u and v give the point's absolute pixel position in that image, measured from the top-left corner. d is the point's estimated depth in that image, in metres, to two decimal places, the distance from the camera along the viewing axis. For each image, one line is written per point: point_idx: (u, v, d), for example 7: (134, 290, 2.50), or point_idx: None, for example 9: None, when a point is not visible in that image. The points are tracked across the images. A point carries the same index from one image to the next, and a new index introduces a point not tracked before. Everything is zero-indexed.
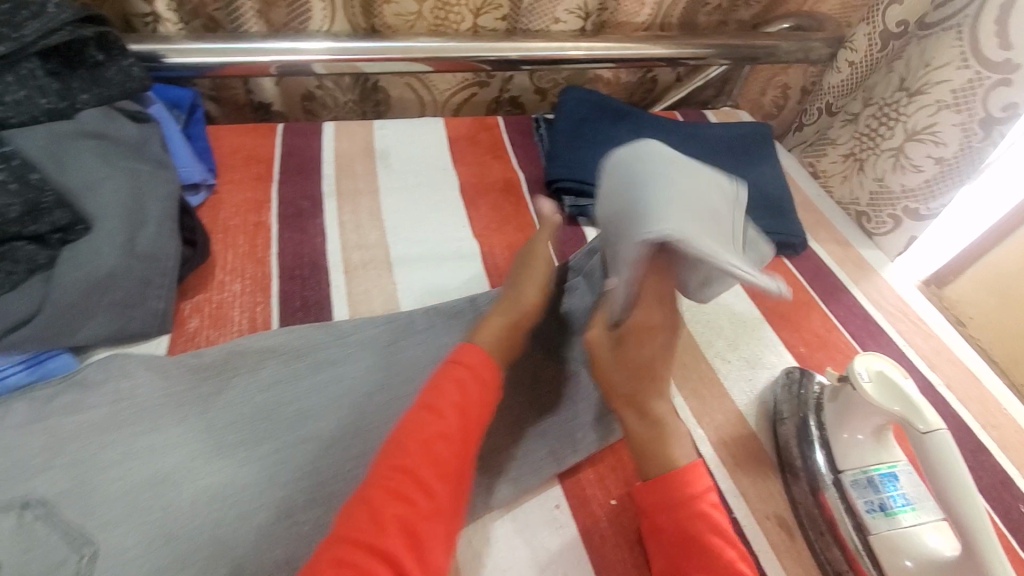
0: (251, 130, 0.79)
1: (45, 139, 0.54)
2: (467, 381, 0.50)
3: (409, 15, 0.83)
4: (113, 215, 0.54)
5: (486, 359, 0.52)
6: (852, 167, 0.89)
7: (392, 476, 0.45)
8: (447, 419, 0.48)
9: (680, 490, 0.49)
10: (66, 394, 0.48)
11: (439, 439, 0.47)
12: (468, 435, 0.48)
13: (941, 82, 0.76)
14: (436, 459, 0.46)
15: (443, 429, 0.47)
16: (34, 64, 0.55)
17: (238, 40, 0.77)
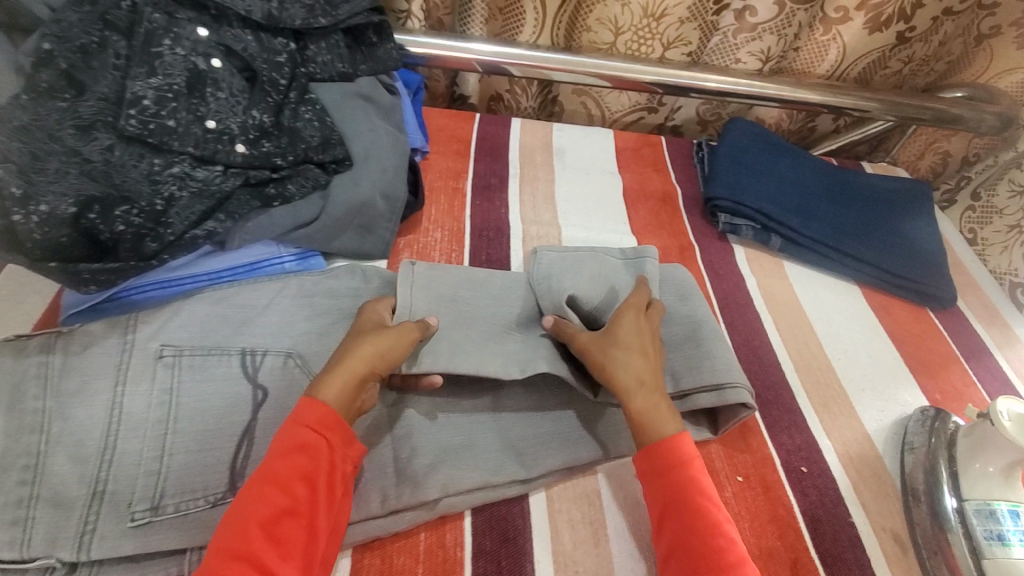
0: (455, 115, 0.94)
1: (336, 95, 0.71)
2: (311, 441, 0.46)
3: (604, 44, 0.95)
4: (370, 159, 0.69)
5: (328, 415, 0.47)
6: (1017, 238, 0.90)
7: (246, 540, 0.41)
8: (274, 473, 0.44)
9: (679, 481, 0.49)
10: (321, 285, 0.63)
11: (295, 488, 0.44)
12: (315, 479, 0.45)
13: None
14: (269, 526, 0.42)
15: (283, 476, 0.44)
16: (337, 37, 0.73)
17: (464, 41, 0.92)
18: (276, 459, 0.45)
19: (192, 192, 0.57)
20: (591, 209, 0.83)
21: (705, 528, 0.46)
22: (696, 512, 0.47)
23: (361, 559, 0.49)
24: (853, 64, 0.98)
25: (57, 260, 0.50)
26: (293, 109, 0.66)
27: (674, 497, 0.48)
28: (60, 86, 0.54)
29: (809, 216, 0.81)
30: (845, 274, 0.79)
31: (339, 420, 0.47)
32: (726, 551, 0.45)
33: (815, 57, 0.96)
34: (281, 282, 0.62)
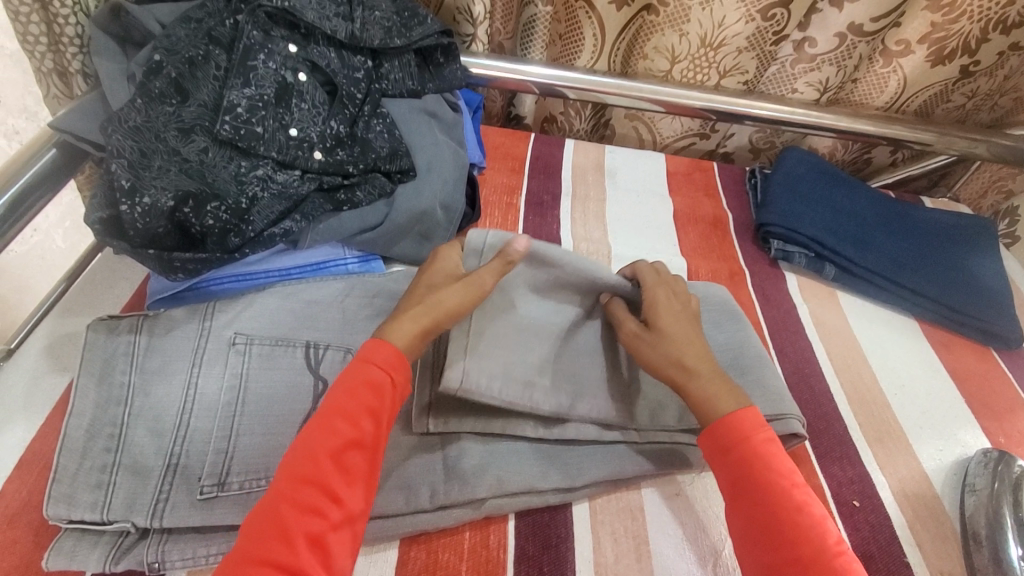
0: (511, 134, 0.98)
1: (405, 111, 0.76)
2: (378, 378, 0.47)
3: (659, 71, 0.98)
4: (433, 171, 0.73)
5: (396, 355, 0.49)
6: None
7: (314, 468, 0.43)
8: (342, 408, 0.46)
9: (767, 429, 0.50)
10: (381, 285, 0.66)
11: (360, 420, 0.46)
12: (374, 408, 0.46)
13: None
14: (333, 458, 0.44)
15: (352, 409, 0.46)
16: (409, 57, 0.77)
17: (524, 64, 0.96)
18: (338, 389, 0.47)
19: (273, 194, 0.62)
20: (642, 231, 0.84)
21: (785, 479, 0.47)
22: (742, 448, 0.48)
23: (407, 552, 0.50)
24: (913, 96, 0.97)
25: (154, 249, 0.57)
26: (366, 121, 0.70)
27: (718, 438, 0.49)
28: (169, 92, 0.60)
29: (865, 246, 0.80)
30: (903, 306, 0.77)
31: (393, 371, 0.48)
32: (787, 470, 0.47)
33: (874, 87, 0.95)
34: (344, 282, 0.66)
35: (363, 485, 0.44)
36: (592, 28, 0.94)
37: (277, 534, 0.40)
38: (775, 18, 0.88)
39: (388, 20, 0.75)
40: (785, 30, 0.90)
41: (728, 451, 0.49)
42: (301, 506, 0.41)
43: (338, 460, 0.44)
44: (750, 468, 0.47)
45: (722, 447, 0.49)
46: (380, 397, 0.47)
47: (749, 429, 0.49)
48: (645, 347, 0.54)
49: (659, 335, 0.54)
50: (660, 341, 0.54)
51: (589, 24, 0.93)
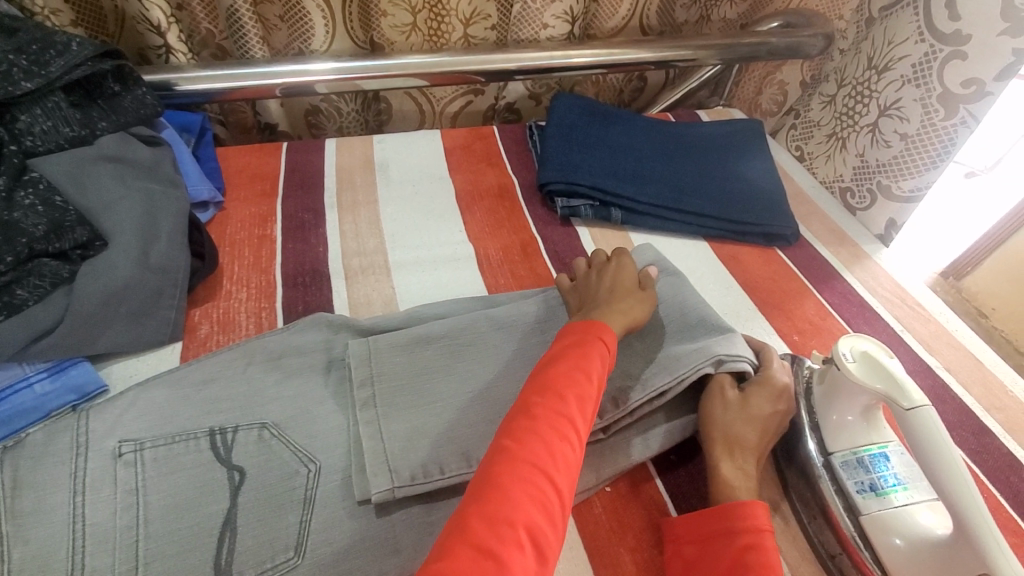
0: (257, 150, 0.84)
1: (70, 166, 0.59)
2: (599, 343, 0.49)
3: (405, 26, 0.88)
4: (129, 231, 0.58)
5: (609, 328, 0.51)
6: (836, 147, 0.94)
7: (546, 416, 0.42)
8: (559, 365, 0.46)
9: (741, 518, 0.46)
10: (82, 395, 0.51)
11: (592, 378, 0.46)
12: (602, 377, 0.47)
13: (903, 58, 0.81)
14: (560, 409, 0.43)
15: (581, 368, 0.46)
16: (58, 97, 0.60)
17: (243, 66, 0.81)
18: (556, 356, 0.48)
19: None
20: (424, 225, 0.75)
21: (750, 560, 0.43)
22: (724, 540, 0.46)
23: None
24: (648, 7, 0.95)
25: None
26: (5, 197, 0.53)
27: (701, 527, 0.47)
28: None
29: (644, 181, 0.78)
30: (690, 231, 0.77)
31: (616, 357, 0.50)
32: (757, 558, 0.43)
33: (611, 6, 0.92)
34: (50, 421, 0.50)
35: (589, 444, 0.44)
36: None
37: (517, 484, 0.38)
38: None
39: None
40: None
41: (706, 540, 0.46)
42: (538, 459, 0.40)
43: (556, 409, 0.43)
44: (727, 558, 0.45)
45: (713, 532, 0.46)
46: (605, 362, 0.48)
47: (765, 523, 0.46)
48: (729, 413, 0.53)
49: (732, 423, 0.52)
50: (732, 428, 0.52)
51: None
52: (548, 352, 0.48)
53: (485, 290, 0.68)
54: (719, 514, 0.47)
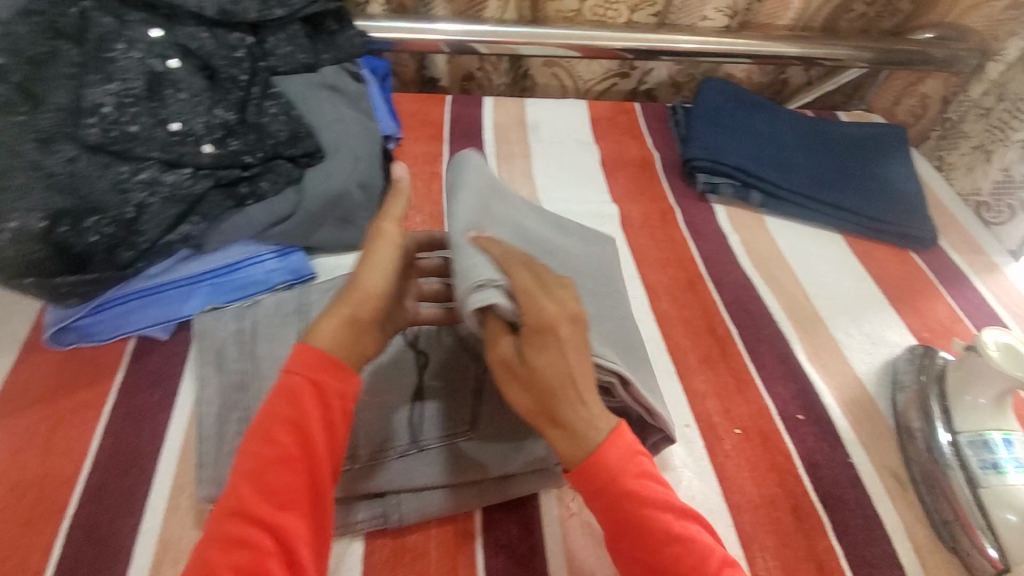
0: (426, 99, 0.93)
1: (302, 87, 0.70)
2: (293, 385, 0.44)
3: (569, 12, 0.94)
4: (344, 149, 0.69)
5: (316, 355, 0.45)
6: (979, 158, 0.94)
7: (252, 497, 0.40)
8: (275, 431, 0.42)
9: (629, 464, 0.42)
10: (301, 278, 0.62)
11: (288, 433, 0.42)
12: (292, 418, 0.42)
13: None
14: (269, 482, 0.40)
15: (272, 418, 0.42)
16: (296, 27, 0.71)
17: (428, 22, 0.90)
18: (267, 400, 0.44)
19: (163, 198, 0.56)
20: (572, 184, 0.82)
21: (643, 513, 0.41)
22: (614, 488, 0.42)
23: (376, 547, 0.49)
24: (817, 12, 0.98)
25: (36, 275, 0.51)
26: (257, 103, 0.64)
27: (594, 480, 0.42)
28: (15, 99, 0.52)
29: (785, 169, 0.81)
30: (826, 223, 0.80)
31: (344, 364, 0.45)
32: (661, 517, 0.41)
33: (780, 8, 0.96)
34: (276, 292, 0.61)
35: (310, 507, 0.41)
36: None
37: None
38: None
39: None
40: None
41: (630, 497, 0.41)
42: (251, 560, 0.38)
43: (272, 493, 0.40)
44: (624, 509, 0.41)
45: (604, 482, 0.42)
46: (292, 401, 0.43)
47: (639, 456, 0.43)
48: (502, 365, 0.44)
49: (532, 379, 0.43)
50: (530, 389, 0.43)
51: None
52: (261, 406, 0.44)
53: (627, 246, 0.74)
54: (602, 462, 0.42)
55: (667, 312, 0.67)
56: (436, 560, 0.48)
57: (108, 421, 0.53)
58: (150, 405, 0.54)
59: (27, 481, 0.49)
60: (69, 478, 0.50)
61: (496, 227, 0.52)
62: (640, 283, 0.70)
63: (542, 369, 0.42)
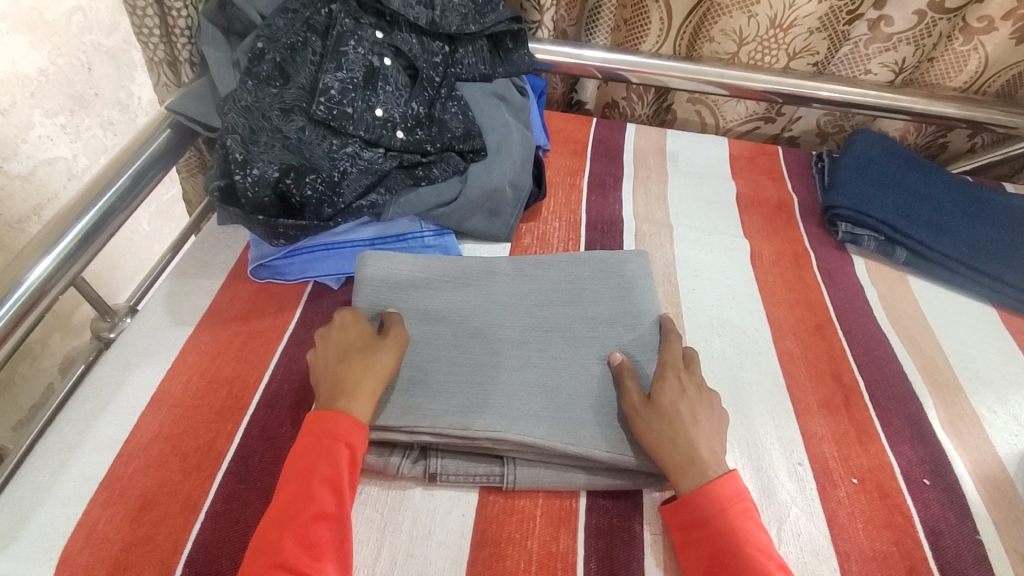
0: (573, 118, 1.00)
1: (478, 93, 0.80)
2: (333, 450, 0.50)
3: (725, 54, 0.97)
4: (506, 150, 0.77)
5: (324, 417, 0.51)
6: None
7: (290, 542, 0.45)
8: (298, 479, 0.49)
9: (739, 500, 0.50)
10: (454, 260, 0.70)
11: (309, 486, 0.48)
12: (327, 476, 0.49)
13: None
14: (309, 532, 0.46)
15: (309, 481, 0.48)
16: (482, 43, 0.81)
17: (589, 49, 0.97)
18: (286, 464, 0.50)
19: (360, 169, 0.67)
20: (706, 215, 0.84)
21: (755, 554, 0.46)
22: (724, 516, 0.49)
23: (489, 504, 0.53)
24: (996, 76, 0.92)
25: (262, 215, 0.63)
26: (442, 104, 0.74)
27: (696, 510, 0.49)
28: (274, 75, 0.66)
29: (939, 231, 0.78)
30: (978, 291, 0.75)
31: (319, 414, 0.52)
32: (762, 554, 0.46)
33: (953, 67, 0.92)
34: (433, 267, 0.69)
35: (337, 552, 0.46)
36: (660, 10, 0.94)
37: None
38: None
39: (466, 5, 0.78)
40: (860, 8, 0.87)
41: (739, 531, 0.48)
42: None
43: (312, 545, 0.46)
44: (735, 544, 0.47)
45: (719, 520, 0.48)
46: (332, 464, 0.49)
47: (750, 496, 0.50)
48: (644, 420, 0.54)
49: (658, 411, 0.54)
50: (652, 417, 0.54)
51: (656, 7, 0.94)
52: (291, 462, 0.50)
53: (755, 281, 0.75)
54: (709, 493, 0.50)
55: (791, 350, 0.67)
56: (541, 528, 0.52)
57: (285, 345, 0.63)
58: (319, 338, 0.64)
59: (223, 378, 0.60)
60: (253, 383, 0.60)
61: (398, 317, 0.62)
62: (766, 318, 0.70)
63: (666, 405, 0.54)
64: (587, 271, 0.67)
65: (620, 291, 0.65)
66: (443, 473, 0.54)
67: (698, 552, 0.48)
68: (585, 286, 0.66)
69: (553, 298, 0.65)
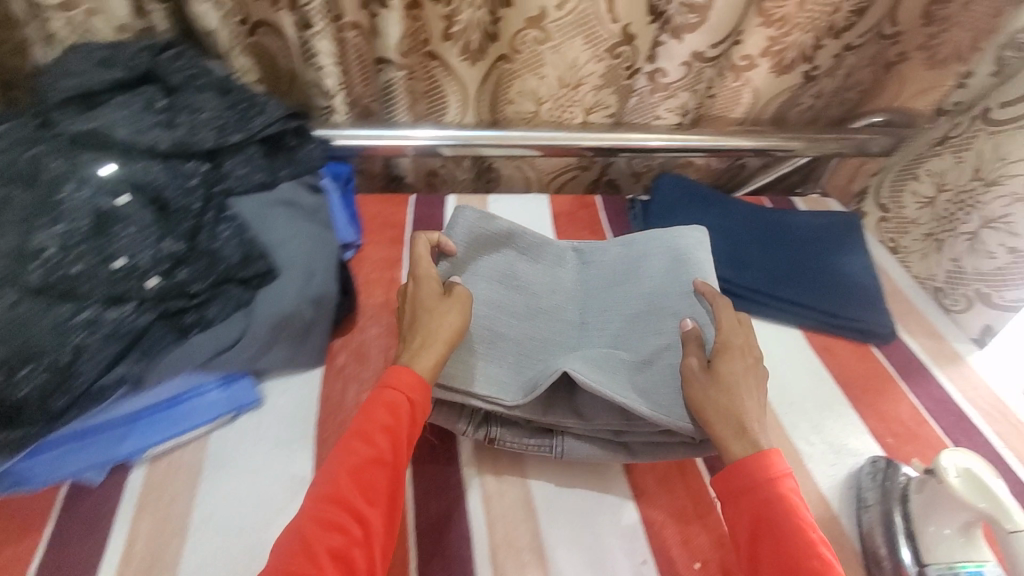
0: (390, 200, 0.95)
1: (256, 206, 0.71)
2: (397, 402, 0.56)
3: (527, 113, 0.98)
4: (297, 266, 0.69)
5: (408, 374, 0.58)
6: (932, 247, 0.86)
7: (348, 480, 0.52)
8: (359, 432, 0.54)
9: (780, 471, 0.54)
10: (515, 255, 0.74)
11: (376, 444, 0.54)
12: (395, 437, 0.55)
13: (1016, 176, 0.74)
14: (353, 495, 0.51)
15: (368, 432, 0.54)
16: (254, 148, 0.73)
17: (390, 128, 0.93)
18: (360, 413, 0.56)
19: (104, 337, 0.55)
20: None
21: (796, 529, 0.51)
22: (768, 490, 0.53)
23: None
24: (766, 105, 1.01)
25: None
26: (210, 229, 0.65)
27: (742, 481, 0.54)
28: None
29: (741, 267, 0.82)
30: (784, 318, 0.80)
31: (399, 366, 0.58)
32: (796, 528, 0.51)
33: (730, 101, 0.98)
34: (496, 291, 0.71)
35: (385, 503, 0.53)
36: (454, 87, 0.93)
37: None
38: (622, 54, 0.89)
39: (220, 117, 0.71)
40: (635, 63, 0.91)
41: (790, 508, 0.52)
42: (302, 554, 0.48)
43: (366, 490, 0.52)
44: (772, 513, 0.52)
45: (759, 499, 0.53)
46: (400, 418, 0.56)
47: (781, 471, 0.54)
48: (699, 386, 0.60)
49: (723, 387, 0.59)
50: (717, 382, 0.60)
51: (450, 85, 0.93)
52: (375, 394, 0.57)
53: None
54: (752, 471, 0.54)
55: None
56: None
57: None
58: (79, 554, 0.54)
59: None
60: None
61: (476, 287, 0.69)
62: None
63: (728, 367, 0.61)
64: (644, 246, 0.74)
65: (672, 261, 0.72)
66: (500, 441, 0.64)
67: (741, 525, 0.53)
68: (643, 275, 0.72)
69: (608, 285, 0.74)
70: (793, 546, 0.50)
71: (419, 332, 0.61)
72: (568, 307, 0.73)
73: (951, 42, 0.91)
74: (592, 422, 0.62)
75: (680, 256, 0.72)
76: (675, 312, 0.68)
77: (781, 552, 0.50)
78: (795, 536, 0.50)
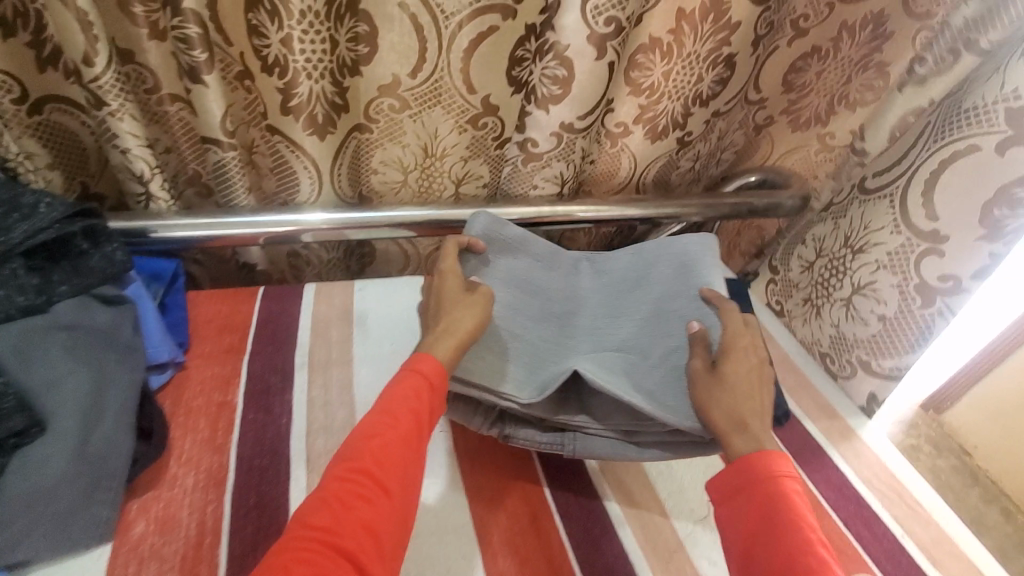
0: (230, 295, 0.80)
1: (14, 340, 0.56)
2: (422, 384, 0.57)
3: (395, 184, 0.89)
4: (69, 415, 0.56)
5: (434, 363, 0.58)
6: (810, 313, 0.93)
7: (367, 459, 0.51)
8: (382, 410, 0.54)
9: (778, 468, 0.55)
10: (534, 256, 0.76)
11: (403, 421, 0.54)
12: (419, 416, 0.55)
13: (878, 244, 0.82)
14: (373, 471, 0.50)
15: (396, 410, 0.54)
16: (18, 262, 0.58)
17: (228, 215, 0.78)
18: (382, 396, 0.56)
19: None
20: None
21: (794, 530, 0.51)
22: (765, 486, 0.54)
23: None
24: (647, 169, 0.97)
25: None
26: None
27: (739, 478, 0.56)
28: None
29: None
30: None
31: (421, 351, 0.59)
32: (798, 529, 0.51)
33: (610, 167, 0.94)
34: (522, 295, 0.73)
35: (408, 488, 0.52)
36: (305, 165, 0.82)
37: (296, 562, 0.43)
38: (488, 125, 0.85)
39: None
40: (504, 132, 0.87)
41: (790, 511, 0.52)
42: (323, 536, 0.46)
43: (386, 462, 0.51)
44: (770, 508, 0.53)
45: (755, 499, 0.54)
46: (421, 400, 0.56)
47: (786, 471, 0.55)
48: (704, 382, 0.62)
49: (726, 380, 0.61)
50: (725, 381, 0.61)
51: (303, 167, 0.82)
52: (397, 379, 0.57)
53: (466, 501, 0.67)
54: (753, 471, 0.55)
55: (506, 575, 0.61)
56: None
57: None
58: None
59: None
60: None
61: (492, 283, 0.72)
62: None
63: (738, 359, 0.63)
64: (658, 253, 0.76)
65: (679, 264, 0.74)
66: (513, 437, 0.69)
67: (738, 522, 0.54)
68: (655, 284, 0.75)
69: (624, 291, 0.76)
70: (793, 545, 0.50)
71: (438, 324, 0.63)
72: (582, 310, 0.76)
73: (811, 106, 0.91)
74: (605, 423, 0.67)
75: (694, 261, 0.74)
76: (681, 317, 0.70)
77: (781, 551, 0.50)
78: (796, 537, 0.50)
